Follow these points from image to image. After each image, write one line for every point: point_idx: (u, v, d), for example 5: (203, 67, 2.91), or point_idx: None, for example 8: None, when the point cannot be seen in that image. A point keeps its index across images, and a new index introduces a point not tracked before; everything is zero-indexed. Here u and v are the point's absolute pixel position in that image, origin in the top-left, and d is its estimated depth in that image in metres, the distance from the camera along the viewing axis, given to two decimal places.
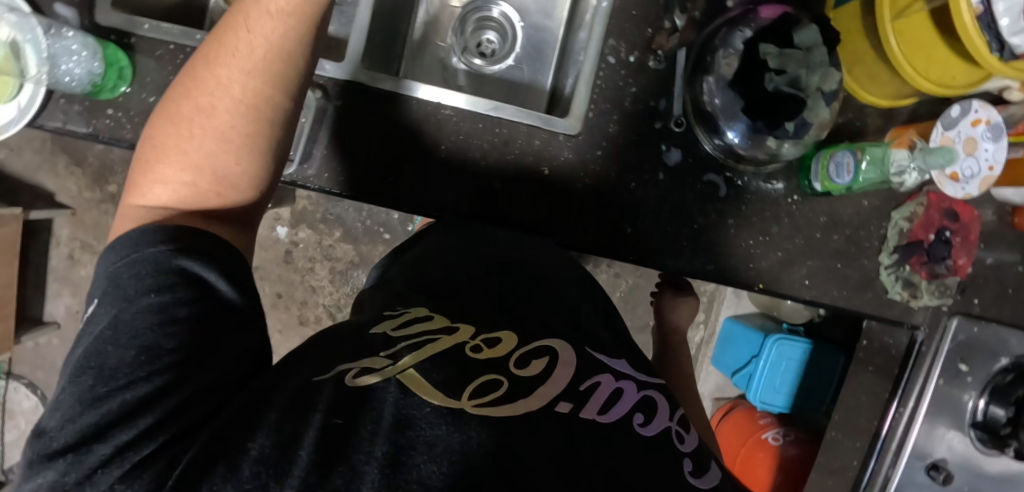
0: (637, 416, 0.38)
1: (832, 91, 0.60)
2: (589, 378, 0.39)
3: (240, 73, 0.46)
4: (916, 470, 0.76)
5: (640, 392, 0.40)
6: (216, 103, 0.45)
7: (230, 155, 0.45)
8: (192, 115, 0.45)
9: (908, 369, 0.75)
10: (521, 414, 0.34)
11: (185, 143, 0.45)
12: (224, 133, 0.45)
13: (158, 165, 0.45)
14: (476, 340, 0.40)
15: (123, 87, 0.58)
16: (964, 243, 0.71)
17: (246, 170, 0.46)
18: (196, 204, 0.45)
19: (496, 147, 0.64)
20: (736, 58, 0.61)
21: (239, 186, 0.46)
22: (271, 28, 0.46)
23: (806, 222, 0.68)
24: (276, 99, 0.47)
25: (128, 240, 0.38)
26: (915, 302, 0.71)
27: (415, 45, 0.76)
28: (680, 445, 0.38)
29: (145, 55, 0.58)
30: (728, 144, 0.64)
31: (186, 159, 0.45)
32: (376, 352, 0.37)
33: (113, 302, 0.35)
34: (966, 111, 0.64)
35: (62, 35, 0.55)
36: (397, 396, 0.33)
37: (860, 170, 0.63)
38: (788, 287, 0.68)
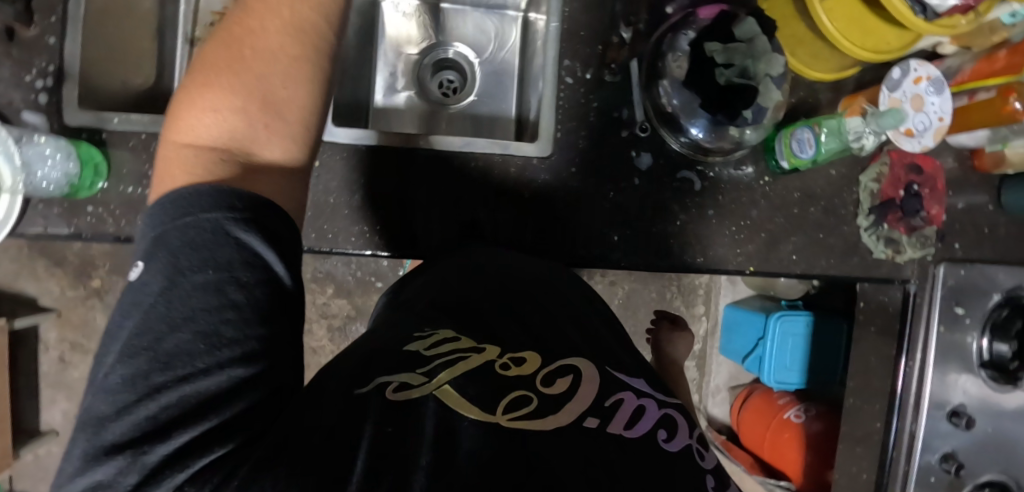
0: (660, 432, 0.37)
1: (779, 75, 0.63)
2: (613, 396, 0.39)
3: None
4: (938, 420, 0.79)
5: (661, 409, 0.40)
6: (268, 24, 0.47)
7: (280, 78, 0.46)
8: (245, 38, 0.47)
9: (908, 324, 0.78)
10: (553, 428, 0.34)
11: (237, 67, 0.45)
12: (274, 54, 0.47)
13: (205, 93, 0.44)
14: (505, 358, 0.41)
15: (100, 182, 0.58)
16: (934, 194, 0.75)
17: (297, 94, 0.47)
18: (246, 137, 0.45)
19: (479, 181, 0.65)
20: (685, 59, 0.64)
21: (288, 116, 0.47)
22: None
23: (781, 200, 0.71)
24: (322, 25, 0.50)
25: (175, 202, 0.38)
26: (901, 258, 0.74)
27: (380, 101, 0.78)
28: (702, 461, 0.38)
29: (117, 147, 0.59)
30: (693, 140, 0.66)
31: (241, 86, 0.45)
32: (413, 369, 0.38)
33: (165, 270, 0.35)
34: (907, 71, 0.67)
35: (34, 141, 0.57)
36: (438, 405, 0.34)
37: (821, 143, 0.66)
38: (777, 264, 0.71)
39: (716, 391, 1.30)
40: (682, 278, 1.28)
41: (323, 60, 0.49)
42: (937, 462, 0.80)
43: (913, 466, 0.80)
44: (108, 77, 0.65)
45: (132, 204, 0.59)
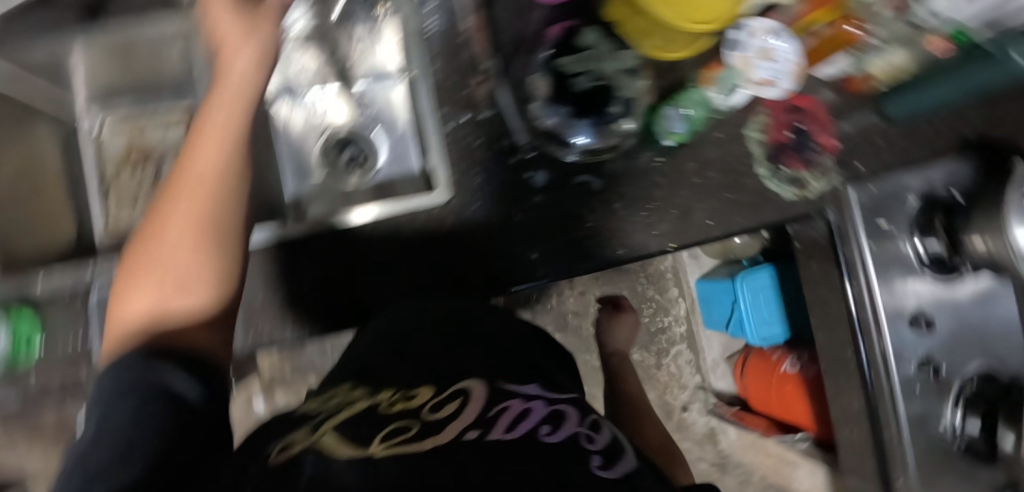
0: (542, 428, 0.37)
1: (632, 68, 0.71)
2: (498, 405, 0.39)
3: (201, 164, 0.55)
4: (900, 329, 0.81)
5: (549, 408, 0.40)
6: (177, 218, 0.54)
7: (190, 237, 0.54)
8: (170, 211, 0.55)
9: (839, 246, 0.81)
10: (426, 448, 0.33)
11: (164, 237, 0.54)
12: (183, 241, 0.54)
13: (145, 266, 0.54)
14: (396, 398, 0.41)
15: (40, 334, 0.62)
16: (819, 126, 0.79)
17: (214, 247, 0.54)
18: (175, 292, 0.53)
19: (390, 242, 0.69)
20: (544, 79, 0.70)
21: (209, 266, 0.54)
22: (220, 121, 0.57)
23: (680, 174, 0.74)
24: (230, 180, 0.56)
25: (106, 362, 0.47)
26: (811, 193, 0.79)
27: (291, 191, 0.83)
28: (589, 444, 0.37)
29: (48, 310, 0.62)
30: (581, 149, 0.71)
31: (167, 253, 0.54)
32: (297, 431, 0.36)
33: (99, 405, 0.43)
34: (747, 29, 0.70)
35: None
36: (315, 455, 0.32)
37: (686, 117, 0.72)
38: (695, 234, 0.75)
39: (715, 365, 1.31)
40: (647, 266, 1.31)
41: (236, 206, 0.56)
42: (915, 371, 0.81)
43: (895, 383, 0.81)
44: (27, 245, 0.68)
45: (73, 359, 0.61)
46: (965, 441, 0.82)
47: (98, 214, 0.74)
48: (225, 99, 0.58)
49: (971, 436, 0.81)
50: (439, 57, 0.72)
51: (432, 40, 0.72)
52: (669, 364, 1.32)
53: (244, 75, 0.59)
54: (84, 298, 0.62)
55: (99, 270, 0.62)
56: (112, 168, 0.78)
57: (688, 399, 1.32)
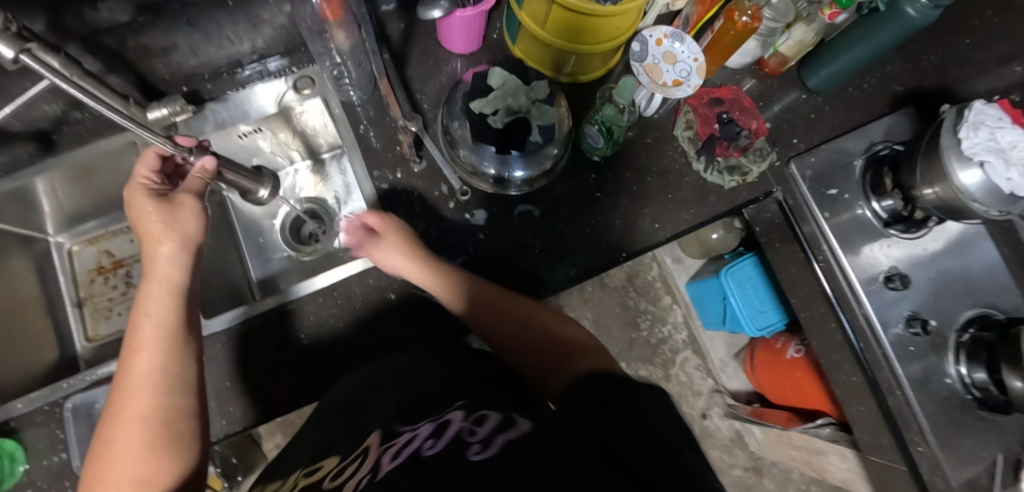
0: (425, 443, 0.41)
1: (547, 96, 0.72)
2: (389, 442, 0.43)
3: (141, 357, 0.56)
4: (879, 293, 0.79)
5: (437, 422, 0.44)
6: (125, 422, 0.53)
7: (141, 436, 0.53)
8: (118, 410, 0.54)
9: (795, 224, 0.81)
10: None
11: (116, 435, 0.53)
12: (133, 441, 0.52)
13: (103, 470, 0.52)
14: (305, 477, 0.47)
15: (21, 464, 0.62)
16: (745, 111, 0.81)
17: (167, 436, 0.54)
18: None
19: (344, 306, 0.71)
20: (465, 124, 0.72)
21: (167, 458, 0.53)
22: (156, 309, 0.58)
23: (617, 185, 0.76)
24: (173, 365, 0.56)
25: None
26: (751, 177, 0.79)
27: (258, 272, 0.86)
28: (471, 435, 0.41)
29: (27, 428, 0.63)
30: (519, 181, 0.74)
31: (124, 450, 0.52)
32: None
33: None
34: (645, 40, 0.73)
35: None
36: None
37: (606, 133, 0.75)
38: (644, 239, 0.75)
39: (725, 365, 1.28)
40: (633, 278, 1.34)
41: (184, 388, 0.56)
42: (905, 330, 0.78)
43: (886, 347, 0.78)
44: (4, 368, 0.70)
45: (56, 472, 0.63)
46: (978, 392, 0.77)
47: (79, 330, 0.82)
48: (154, 290, 0.59)
49: (984, 387, 0.76)
50: (369, 123, 0.76)
51: (359, 106, 0.77)
52: (676, 374, 1.31)
53: (167, 265, 0.60)
54: (60, 410, 0.64)
55: (74, 380, 0.64)
56: (85, 290, 0.85)
57: (705, 406, 1.31)
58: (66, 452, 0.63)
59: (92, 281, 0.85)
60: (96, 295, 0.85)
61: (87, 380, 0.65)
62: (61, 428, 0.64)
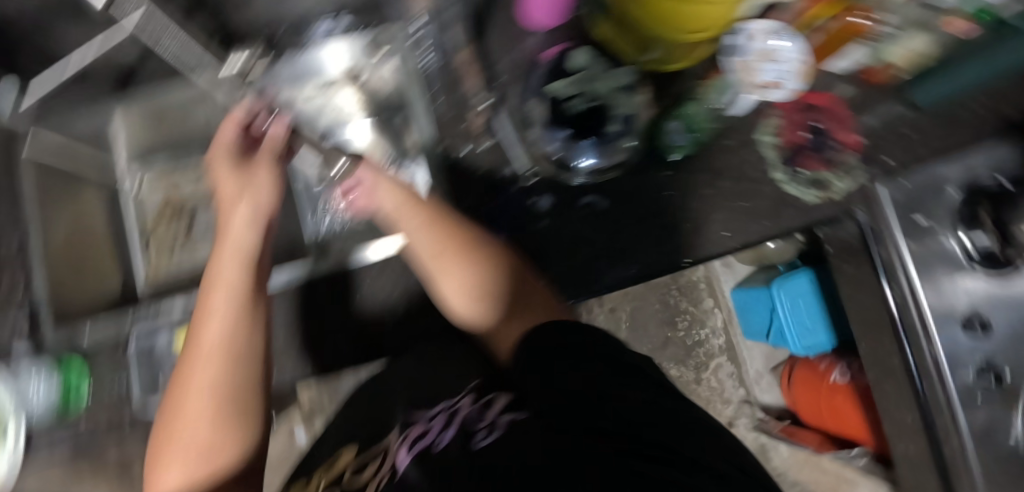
0: (442, 437, 0.46)
1: (629, 84, 0.71)
2: (414, 439, 0.48)
3: (211, 322, 0.56)
4: (953, 333, 0.74)
5: (452, 419, 0.49)
6: (194, 397, 0.54)
7: (208, 405, 0.54)
8: (187, 374, 0.55)
9: (874, 247, 0.76)
10: None
11: (185, 404, 0.54)
12: (201, 411, 0.54)
13: (172, 437, 0.55)
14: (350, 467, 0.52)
15: (87, 378, 0.74)
16: (840, 124, 0.78)
17: (234, 409, 0.55)
18: (206, 462, 0.55)
19: (400, 281, 0.77)
20: (541, 103, 0.72)
21: (230, 433, 0.56)
22: (228, 273, 0.58)
23: (689, 186, 0.73)
24: (241, 332, 0.56)
25: None
26: (835, 192, 0.75)
27: (313, 233, 0.87)
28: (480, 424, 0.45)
29: (97, 353, 0.71)
30: (588, 170, 0.72)
31: (192, 419, 0.54)
32: None
33: None
34: (746, 34, 0.68)
35: (27, 369, 0.73)
36: None
37: (689, 129, 0.72)
38: (710, 247, 0.72)
39: (760, 376, 1.25)
40: (678, 278, 1.27)
41: (251, 359, 0.57)
42: (975, 378, 0.74)
43: (951, 391, 0.74)
44: (79, 292, 0.76)
45: None
46: None
47: (142, 265, 0.85)
48: (226, 268, 0.59)
49: None
50: (443, 95, 0.75)
51: (430, 74, 0.75)
52: (708, 379, 1.27)
53: (240, 226, 0.60)
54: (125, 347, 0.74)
55: (142, 314, 0.73)
56: (152, 223, 0.88)
57: (733, 415, 1.26)
58: None
59: (159, 217, 0.88)
60: (160, 233, 0.88)
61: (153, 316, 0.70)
62: (126, 362, 0.73)
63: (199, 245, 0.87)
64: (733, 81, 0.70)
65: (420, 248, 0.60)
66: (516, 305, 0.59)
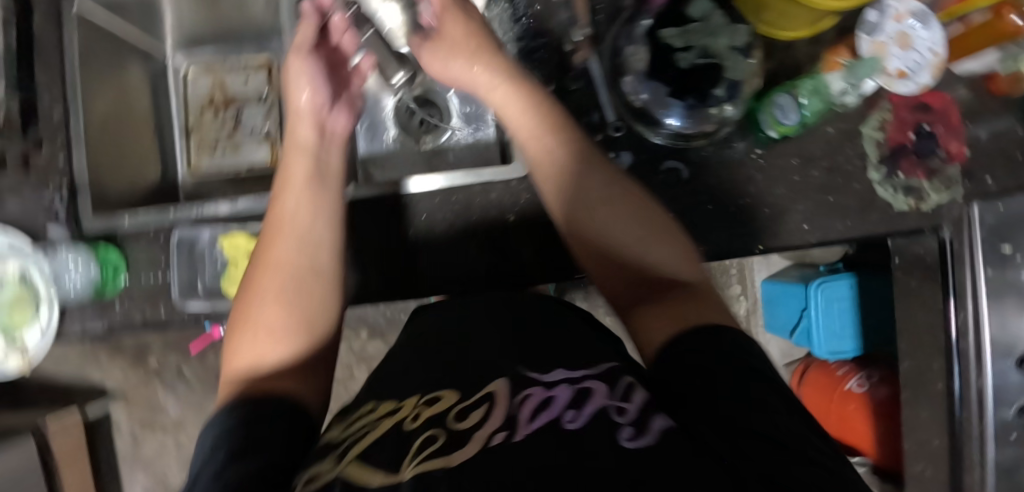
0: (566, 413, 0.35)
1: (746, 45, 0.64)
2: (520, 392, 0.38)
3: (288, 201, 0.58)
4: (1006, 371, 0.72)
5: (575, 387, 0.38)
6: (267, 284, 0.54)
7: (285, 280, 0.54)
8: (267, 248, 0.56)
9: (951, 270, 0.72)
10: (453, 463, 0.33)
11: (263, 275, 0.55)
12: (278, 284, 0.54)
13: (249, 307, 0.54)
14: (418, 404, 0.41)
15: (123, 278, 0.62)
16: (949, 130, 0.70)
17: (308, 286, 0.55)
18: (276, 341, 0.52)
19: (455, 213, 0.68)
20: (643, 50, 0.65)
21: (304, 310, 0.54)
22: (302, 160, 0.60)
23: (779, 171, 0.68)
24: (316, 213, 0.58)
25: (218, 425, 0.44)
26: (926, 205, 0.69)
27: (365, 147, 0.82)
28: (616, 416, 0.34)
29: (135, 246, 0.63)
30: (672, 130, 0.65)
31: (270, 290, 0.54)
32: (332, 453, 0.40)
33: (214, 424, 0.44)
34: (885, 11, 0.63)
35: (57, 255, 0.63)
36: (343, 480, 0.35)
37: (803, 106, 0.63)
38: (786, 237, 0.68)
39: None
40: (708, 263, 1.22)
41: (325, 237, 0.57)
42: (1014, 417, 0.72)
43: (988, 424, 0.73)
44: (116, 178, 0.69)
45: (151, 294, 0.62)
46: None
47: (182, 158, 0.79)
48: (296, 172, 0.59)
49: None
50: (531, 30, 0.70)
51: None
52: None
53: (309, 119, 0.61)
54: (166, 236, 0.63)
55: (182, 209, 0.63)
56: (194, 120, 0.81)
57: None
58: (162, 276, 0.63)
59: (202, 113, 0.81)
60: (204, 127, 0.81)
61: (193, 213, 0.63)
62: (163, 253, 0.63)
63: (243, 146, 0.80)
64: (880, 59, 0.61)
65: (541, 169, 0.58)
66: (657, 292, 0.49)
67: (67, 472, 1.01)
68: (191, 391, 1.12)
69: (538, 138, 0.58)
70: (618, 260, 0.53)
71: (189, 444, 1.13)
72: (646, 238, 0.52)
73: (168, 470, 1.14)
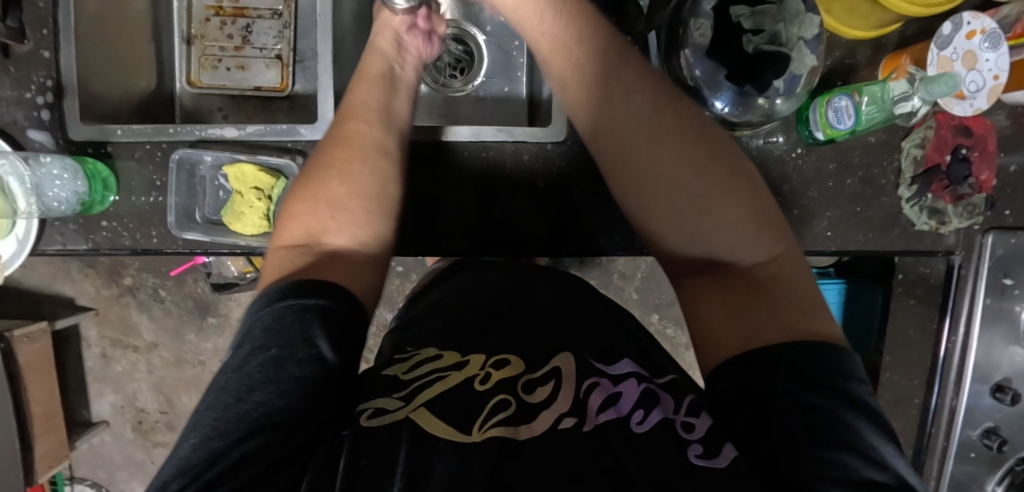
0: (636, 413, 0.40)
1: (814, 36, 0.59)
2: (587, 380, 0.43)
3: (365, 91, 0.55)
4: (980, 395, 0.74)
5: (641, 386, 0.43)
6: (336, 161, 0.51)
7: (352, 164, 0.51)
8: (341, 129, 0.53)
9: (951, 295, 0.73)
10: (524, 438, 0.39)
11: (334, 155, 0.51)
12: (347, 162, 0.51)
13: (311, 185, 0.50)
14: (486, 367, 0.44)
15: (111, 196, 0.57)
16: (984, 157, 0.67)
17: (373, 175, 0.51)
18: (328, 226, 0.48)
19: (487, 171, 0.64)
20: (709, 26, 0.59)
21: (365, 197, 0.50)
22: (379, 60, 0.58)
23: (814, 173, 0.67)
24: (390, 109, 0.55)
25: (268, 296, 0.41)
26: (945, 229, 0.69)
27: None
28: (686, 433, 0.39)
29: (125, 160, 0.57)
30: (718, 114, 0.62)
31: (336, 168, 0.50)
32: (391, 394, 0.41)
33: (261, 303, 0.41)
34: (959, 25, 0.60)
35: (40, 163, 0.56)
36: (410, 433, 0.38)
37: (861, 112, 0.60)
38: (810, 242, 0.67)
39: None
40: None
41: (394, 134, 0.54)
42: (978, 437, 0.75)
43: (952, 442, 0.76)
44: (105, 86, 0.63)
45: (145, 217, 0.58)
46: None
47: (182, 71, 0.72)
48: (372, 69, 0.57)
49: None
50: None
51: None
52: None
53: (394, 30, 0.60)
54: (164, 153, 0.58)
55: (182, 129, 0.57)
56: (198, 27, 0.72)
57: None
58: (161, 199, 0.58)
59: (207, 20, 0.72)
60: (208, 37, 0.73)
61: (195, 135, 0.57)
62: (158, 173, 0.58)
63: (251, 64, 0.73)
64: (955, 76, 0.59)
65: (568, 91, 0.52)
66: (708, 269, 0.46)
67: (35, 384, 0.96)
68: (167, 314, 1.07)
69: (563, 52, 0.51)
70: (675, 223, 0.47)
71: (161, 367, 1.09)
72: (708, 201, 0.46)
73: (136, 391, 1.11)
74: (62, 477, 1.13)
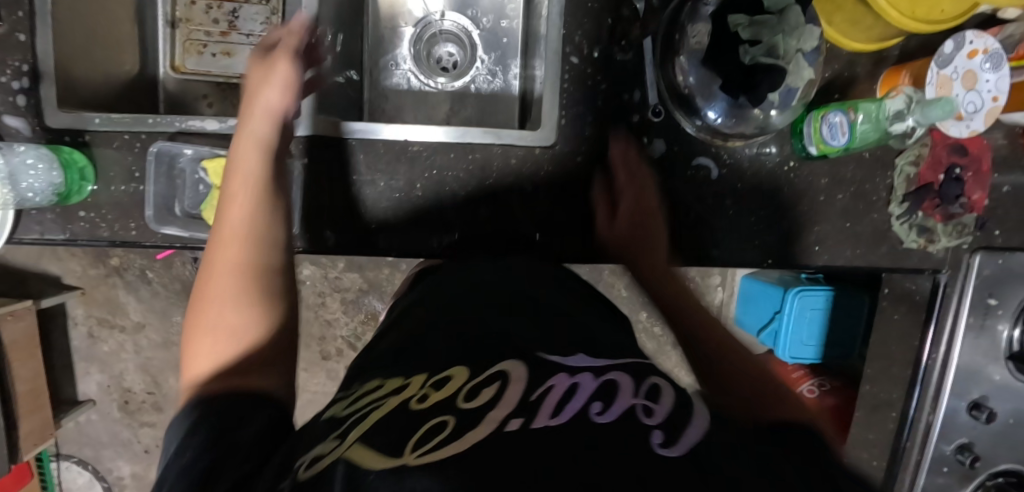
0: (593, 405, 0.34)
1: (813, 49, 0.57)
2: (541, 385, 0.36)
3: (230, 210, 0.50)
4: (957, 411, 0.74)
5: (599, 379, 0.37)
6: (211, 291, 0.47)
7: (229, 291, 0.47)
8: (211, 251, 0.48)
9: (935, 313, 0.74)
10: (467, 445, 0.31)
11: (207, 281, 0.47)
12: (225, 289, 0.47)
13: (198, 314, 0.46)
14: (426, 387, 0.38)
15: (89, 186, 0.56)
16: (977, 177, 0.68)
17: (258, 294, 0.47)
18: (237, 343, 0.45)
19: (473, 170, 0.63)
20: (706, 34, 0.58)
21: (255, 314, 0.46)
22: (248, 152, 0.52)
23: (806, 187, 0.66)
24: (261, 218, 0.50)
25: (176, 428, 0.39)
26: (934, 247, 0.69)
27: (375, 76, 0.75)
28: (646, 418, 0.33)
29: (103, 148, 0.56)
30: (710, 124, 0.61)
31: (219, 299, 0.46)
32: (328, 437, 0.35)
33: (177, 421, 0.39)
34: (961, 44, 0.59)
35: (14, 150, 0.55)
36: (347, 470, 0.30)
37: (856, 128, 0.59)
38: (797, 257, 0.67)
39: None
40: None
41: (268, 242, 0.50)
42: (951, 452, 0.75)
43: (925, 458, 0.76)
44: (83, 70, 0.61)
45: (124, 208, 0.57)
46: None
47: (167, 55, 0.71)
48: (244, 168, 0.52)
49: None
50: None
51: None
52: None
53: (266, 110, 0.54)
54: (142, 145, 0.57)
55: (161, 120, 0.56)
56: (183, 10, 0.71)
57: None
58: (141, 186, 0.57)
59: (193, 3, 0.71)
60: (193, 21, 0.71)
61: (175, 125, 0.56)
62: (137, 163, 0.57)
63: (236, 50, 0.72)
64: (953, 101, 0.58)
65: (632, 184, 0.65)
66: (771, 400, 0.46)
67: (20, 363, 0.96)
68: (155, 296, 1.07)
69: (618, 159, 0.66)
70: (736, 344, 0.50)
71: (148, 348, 1.09)
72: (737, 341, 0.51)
73: (123, 371, 1.11)
74: (48, 453, 1.14)
